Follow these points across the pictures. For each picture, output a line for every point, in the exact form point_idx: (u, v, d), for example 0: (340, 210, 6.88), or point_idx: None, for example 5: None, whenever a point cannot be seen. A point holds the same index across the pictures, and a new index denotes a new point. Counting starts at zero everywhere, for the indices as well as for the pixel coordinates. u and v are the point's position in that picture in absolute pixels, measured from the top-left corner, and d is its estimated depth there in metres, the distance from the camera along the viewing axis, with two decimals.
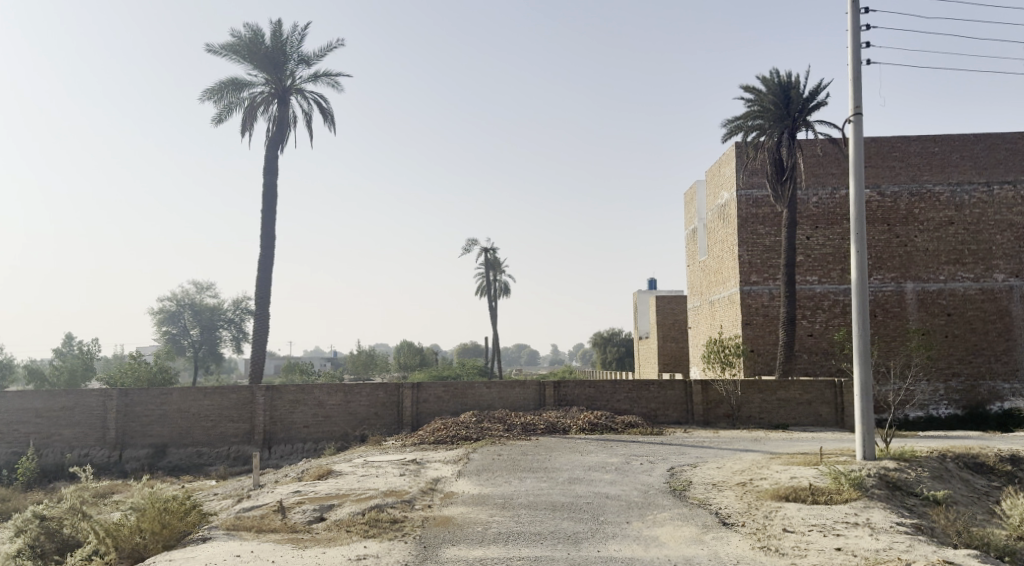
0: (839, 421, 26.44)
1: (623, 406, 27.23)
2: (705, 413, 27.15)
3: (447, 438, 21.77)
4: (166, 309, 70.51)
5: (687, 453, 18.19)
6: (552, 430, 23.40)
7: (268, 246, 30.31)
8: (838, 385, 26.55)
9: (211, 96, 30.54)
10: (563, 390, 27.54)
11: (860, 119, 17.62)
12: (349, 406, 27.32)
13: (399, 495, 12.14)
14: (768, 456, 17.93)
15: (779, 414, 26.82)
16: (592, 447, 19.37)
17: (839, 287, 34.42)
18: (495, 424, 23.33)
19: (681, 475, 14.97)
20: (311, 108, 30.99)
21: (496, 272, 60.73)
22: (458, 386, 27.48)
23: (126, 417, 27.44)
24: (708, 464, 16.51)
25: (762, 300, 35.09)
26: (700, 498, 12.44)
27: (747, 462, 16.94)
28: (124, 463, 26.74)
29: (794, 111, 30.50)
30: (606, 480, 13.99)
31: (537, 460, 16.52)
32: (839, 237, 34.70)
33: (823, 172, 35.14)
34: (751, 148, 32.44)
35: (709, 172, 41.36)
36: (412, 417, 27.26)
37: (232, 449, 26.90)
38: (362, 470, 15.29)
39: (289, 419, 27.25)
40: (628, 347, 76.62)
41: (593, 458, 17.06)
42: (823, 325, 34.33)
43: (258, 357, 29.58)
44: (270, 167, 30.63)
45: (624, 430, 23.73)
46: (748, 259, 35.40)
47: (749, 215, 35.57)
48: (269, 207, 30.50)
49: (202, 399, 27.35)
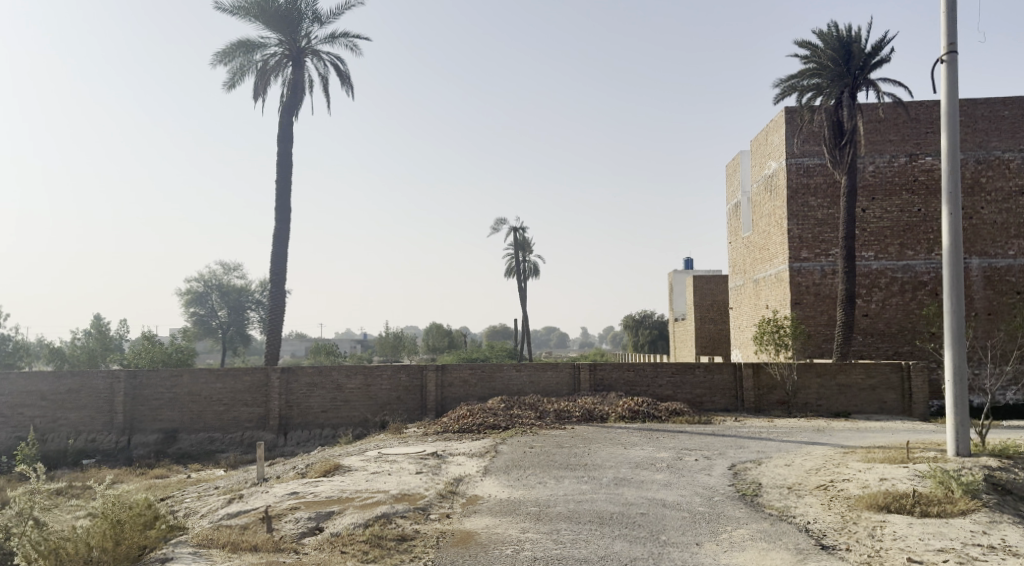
0: (906, 409, 23.87)
1: (665, 392, 25.00)
2: (757, 400, 24.77)
3: (473, 427, 19.77)
4: (193, 290, 69.55)
5: (746, 448, 15.86)
6: (588, 418, 21.30)
7: (284, 219, 28.45)
8: (906, 368, 23.94)
9: (222, 58, 28.66)
10: (600, 373, 25.34)
11: (955, 58, 15.01)
12: (369, 391, 25.44)
13: (412, 500, 10.04)
14: (841, 451, 15.55)
15: (839, 401, 24.31)
16: (635, 438, 17.19)
17: (897, 263, 31.59)
18: (526, 411, 21.29)
19: (745, 475, 12.70)
20: (327, 71, 29.02)
21: (526, 253, 58.56)
22: (485, 368, 25.43)
23: (134, 401, 25.88)
24: (774, 461, 14.22)
25: (814, 277, 32.44)
26: (778, 507, 10.15)
27: (820, 458, 14.60)
28: (132, 448, 25.17)
29: (854, 68, 27.66)
30: (660, 481, 11.76)
31: (575, 456, 14.37)
32: (898, 209, 31.82)
33: (881, 138, 32.17)
34: (806, 110, 29.72)
35: (755, 140, 38.60)
36: (436, 403, 25.28)
37: (245, 434, 25.21)
38: (374, 465, 13.25)
39: (305, 404, 25.43)
40: (661, 330, 74.05)
41: (639, 453, 14.83)
42: (880, 304, 31.60)
43: (274, 338, 27.78)
44: (285, 134, 28.69)
45: (668, 419, 21.47)
46: (798, 233, 32.71)
47: (799, 186, 32.86)
48: (284, 178, 28.60)
49: (215, 382, 25.67)
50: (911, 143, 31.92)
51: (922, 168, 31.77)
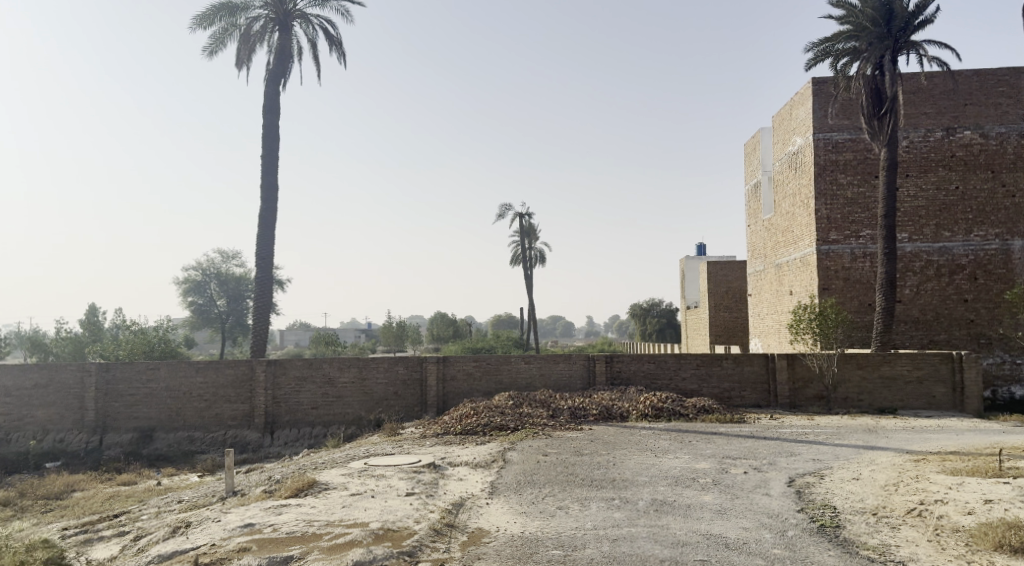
0: (959, 404, 21.40)
1: (690, 386, 22.63)
2: (792, 394, 22.39)
3: (477, 428, 17.49)
4: (191, 278, 67.29)
5: (797, 455, 13.50)
6: (606, 417, 19.05)
7: (270, 198, 26.08)
8: (958, 359, 21.47)
9: (202, 23, 26.22)
10: (617, 366, 23.01)
11: None
12: (363, 385, 23.13)
13: (398, 541, 7.71)
14: (911, 460, 13.16)
15: (882, 396, 21.91)
16: (664, 443, 14.89)
17: (933, 245, 28.99)
18: (537, 409, 19.03)
19: (810, 495, 10.36)
20: (317, 37, 26.57)
21: (532, 240, 56.14)
22: (491, 361, 23.10)
23: (107, 397, 23.60)
24: (838, 474, 11.88)
25: (843, 261, 29.93)
26: (874, 546, 7.83)
27: (893, 470, 12.22)
28: (104, 449, 22.93)
29: (896, 28, 25.05)
30: (710, 506, 9.43)
31: (598, 467, 12.03)
32: (934, 187, 29.22)
33: (916, 110, 29.52)
34: (840, 77, 27.16)
35: (778, 115, 36.05)
36: (437, 399, 22.98)
37: (228, 433, 22.96)
38: (357, 482, 10.92)
39: (293, 400, 23.12)
40: (669, 318, 71.62)
41: (673, 464, 12.47)
42: (914, 290, 29.01)
43: (261, 327, 25.41)
44: (270, 105, 26.28)
45: (696, 417, 19.17)
46: (826, 214, 30.19)
47: (827, 163, 30.33)
48: (270, 154, 26.20)
49: (195, 375, 23.34)
50: (949, 116, 29.29)
51: (960, 143, 29.15)
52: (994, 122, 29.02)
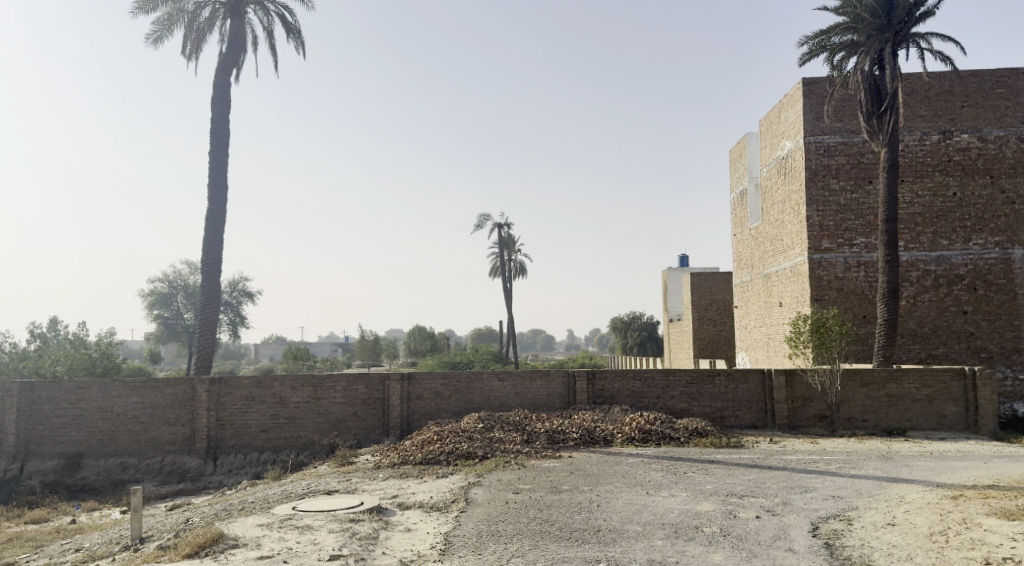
0: (972, 425, 19.47)
1: (679, 406, 20.53)
2: (790, 415, 20.39)
3: (439, 457, 15.27)
4: (157, 291, 64.23)
5: (813, 492, 11.41)
6: (587, 442, 16.93)
7: (218, 198, 23.77)
8: (970, 376, 19.62)
9: (145, 8, 23.89)
10: (599, 383, 20.89)
11: None
12: (318, 406, 20.79)
13: None
14: (948, 498, 11.10)
15: (888, 417, 19.97)
16: (654, 476, 12.76)
17: (930, 254, 27.26)
18: (509, 433, 16.85)
19: (845, 551, 8.23)
20: (273, 24, 24.36)
21: (511, 251, 54.09)
22: (460, 378, 20.91)
23: (30, 420, 21.02)
24: (868, 519, 9.79)
25: (837, 271, 28.11)
26: None
27: (932, 512, 10.15)
28: (24, 478, 20.34)
29: (897, 21, 23.32)
30: None
31: (579, 512, 9.86)
32: (930, 192, 27.50)
33: (912, 112, 27.83)
34: (836, 73, 25.45)
35: (766, 118, 34.37)
36: (400, 420, 20.72)
37: (166, 460, 20.46)
38: (277, 536, 8.67)
39: (241, 422, 20.72)
40: (651, 332, 69.69)
41: (670, 505, 10.31)
42: (911, 301, 27.23)
43: (207, 341, 22.96)
44: (219, 97, 24.02)
45: (688, 442, 17.10)
46: (819, 220, 28.38)
47: (819, 167, 28.54)
48: (218, 150, 23.90)
49: (130, 395, 20.86)
50: (945, 118, 27.64)
51: (958, 147, 27.48)
52: (992, 124, 27.38)
